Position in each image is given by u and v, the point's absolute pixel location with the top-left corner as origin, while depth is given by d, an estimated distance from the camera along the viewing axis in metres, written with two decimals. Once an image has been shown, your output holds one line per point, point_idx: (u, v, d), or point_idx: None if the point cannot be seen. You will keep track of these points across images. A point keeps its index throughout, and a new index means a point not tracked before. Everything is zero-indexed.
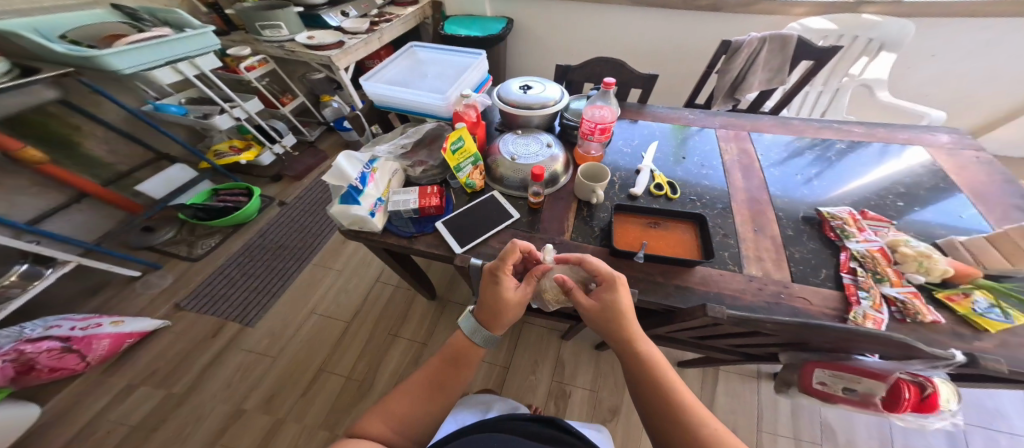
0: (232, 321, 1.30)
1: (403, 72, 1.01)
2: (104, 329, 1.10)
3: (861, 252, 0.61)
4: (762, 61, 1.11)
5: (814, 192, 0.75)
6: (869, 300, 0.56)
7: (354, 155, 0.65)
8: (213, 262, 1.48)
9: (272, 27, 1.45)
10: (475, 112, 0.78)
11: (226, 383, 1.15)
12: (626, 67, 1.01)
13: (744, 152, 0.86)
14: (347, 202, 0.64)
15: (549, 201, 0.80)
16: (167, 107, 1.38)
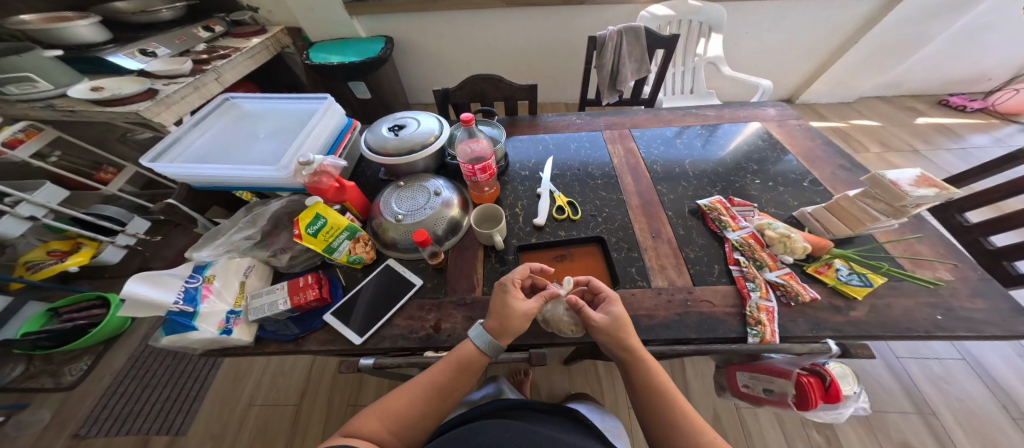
0: (154, 438, 1.12)
1: (219, 136, 0.91)
2: None
3: (740, 242, 0.69)
4: (626, 53, 1.21)
5: (694, 184, 0.83)
6: (756, 290, 0.62)
7: (158, 276, 0.58)
8: (103, 391, 1.22)
9: (18, 81, 1.10)
10: (331, 178, 0.74)
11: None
12: (503, 81, 1.00)
13: (628, 152, 0.91)
14: (176, 332, 0.56)
15: (453, 256, 0.77)
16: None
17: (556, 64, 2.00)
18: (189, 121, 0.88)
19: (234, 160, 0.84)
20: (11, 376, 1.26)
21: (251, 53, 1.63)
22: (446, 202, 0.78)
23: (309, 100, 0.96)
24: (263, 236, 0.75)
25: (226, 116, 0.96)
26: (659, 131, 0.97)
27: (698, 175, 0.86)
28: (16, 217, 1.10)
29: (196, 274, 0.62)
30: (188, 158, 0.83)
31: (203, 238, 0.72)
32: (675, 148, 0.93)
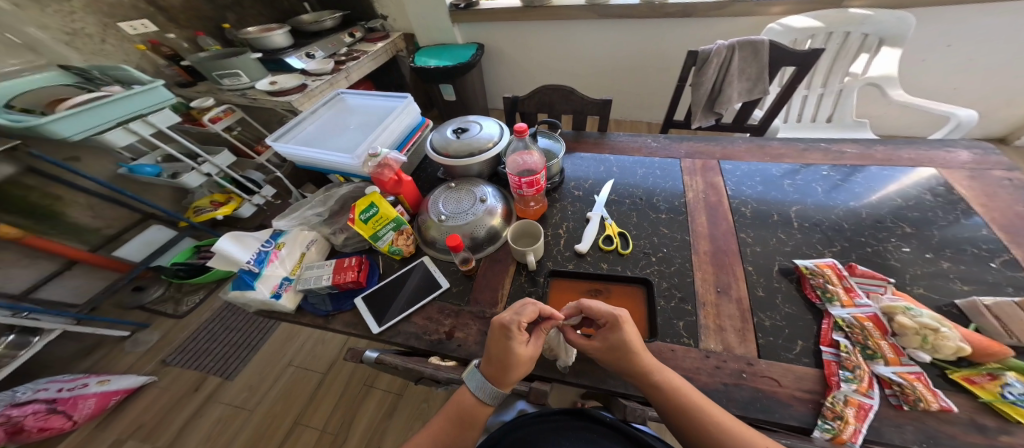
0: (212, 375, 1.41)
1: (325, 124, 1.07)
2: (86, 394, 1.26)
3: (850, 321, 0.51)
4: (736, 70, 1.02)
5: (798, 238, 0.64)
6: (853, 383, 0.46)
7: (245, 237, 0.72)
8: (186, 335, 1.56)
9: (231, 76, 1.55)
10: (392, 171, 0.79)
11: (205, 439, 1.25)
12: (575, 94, 0.94)
13: (710, 187, 0.76)
14: (242, 287, 0.70)
15: (484, 266, 0.75)
16: (140, 168, 1.48)
17: (647, 80, 1.84)
18: (307, 110, 1.06)
19: (329, 146, 0.98)
20: (152, 297, 1.68)
21: (375, 56, 1.91)
22: (489, 210, 0.76)
23: (396, 96, 1.07)
24: (331, 215, 0.87)
25: (334, 107, 1.13)
26: (763, 168, 0.78)
27: (806, 226, 0.66)
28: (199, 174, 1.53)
29: (271, 240, 0.76)
30: (296, 140, 0.99)
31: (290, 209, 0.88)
32: (780, 188, 0.73)
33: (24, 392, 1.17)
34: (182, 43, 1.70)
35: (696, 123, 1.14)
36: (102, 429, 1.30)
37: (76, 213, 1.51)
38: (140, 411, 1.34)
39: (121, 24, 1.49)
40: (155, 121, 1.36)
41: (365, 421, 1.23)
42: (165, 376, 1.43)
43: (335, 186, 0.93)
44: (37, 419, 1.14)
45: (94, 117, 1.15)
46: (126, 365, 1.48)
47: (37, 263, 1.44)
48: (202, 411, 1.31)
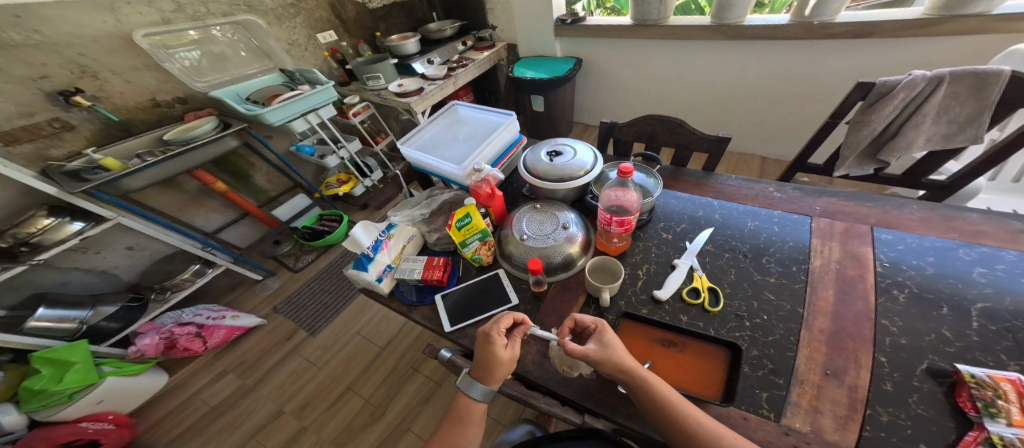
0: (300, 330, 1.76)
1: (440, 132, 1.23)
2: (221, 324, 1.68)
3: (1010, 441, 0.38)
4: (936, 108, 0.80)
5: (973, 340, 0.48)
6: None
7: (372, 225, 0.85)
8: (294, 290, 1.96)
9: (373, 78, 1.89)
10: (488, 186, 0.87)
11: (282, 383, 1.58)
12: (685, 128, 0.89)
13: (850, 257, 0.60)
14: (357, 267, 0.84)
15: (554, 290, 0.76)
16: (303, 148, 1.94)
17: (784, 106, 1.58)
18: (428, 119, 1.23)
19: (440, 154, 1.12)
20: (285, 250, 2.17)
21: (479, 64, 2.09)
22: (570, 238, 0.78)
23: (502, 113, 1.15)
24: (431, 215, 0.99)
25: (449, 118, 1.28)
26: (943, 246, 0.58)
27: (991, 329, 0.48)
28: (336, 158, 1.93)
29: (386, 231, 0.89)
30: (416, 144, 1.16)
31: (400, 204, 1.04)
32: (964, 276, 0.54)
33: (188, 314, 1.67)
34: (349, 50, 2.16)
35: (842, 170, 0.92)
36: (217, 358, 1.71)
37: (258, 176, 2.05)
38: (251, 346, 1.73)
39: (318, 35, 1.98)
40: (323, 114, 1.76)
41: (405, 400, 1.43)
42: (271, 322, 1.82)
43: (439, 190, 1.06)
44: (186, 339, 1.61)
45: (290, 109, 1.57)
46: (249, 307, 1.91)
47: (229, 210, 2.00)
48: (288, 358, 1.66)
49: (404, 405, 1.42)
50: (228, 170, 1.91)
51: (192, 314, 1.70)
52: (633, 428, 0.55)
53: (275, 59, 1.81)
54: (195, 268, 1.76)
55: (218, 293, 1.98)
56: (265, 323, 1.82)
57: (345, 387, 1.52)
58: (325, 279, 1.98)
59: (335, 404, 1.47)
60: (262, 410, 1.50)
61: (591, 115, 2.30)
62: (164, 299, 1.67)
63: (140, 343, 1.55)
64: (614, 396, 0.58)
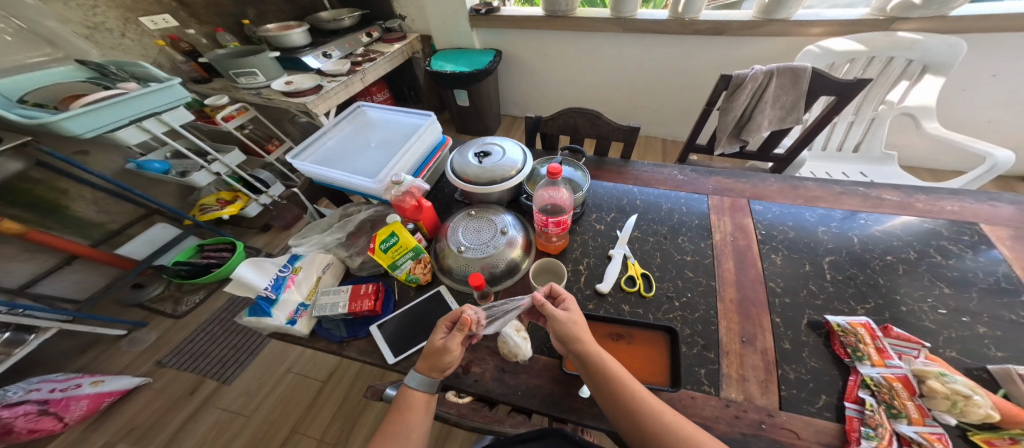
0: (210, 379, 1.44)
1: (345, 139, 1.07)
2: (79, 394, 1.28)
3: (878, 381, 0.52)
4: (771, 98, 1.00)
5: (830, 290, 0.63)
6: (874, 440, 0.47)
7: (264, 262, 0.72)
8: (183, 338, 1.58)
9: (247, 75, 1.53)
10: (413, 198, 0.79)
11: (199, 443, 1.28)
12: (603, 119, 0.95)
13: (738, 228, 0.74)
14: (258, 313, 0.69)
15: (502, 298, 0.76)
16: (148, 164, 1.46)
17: (667, 95, 1.83)
18: (328, 124, 1.06)
19: (349, 164, 0.98)
20: (153, 294, 1.70)
21: (390, 58, 1.88)
22: (510, 242, 0.77)
23: (419, 115, 1.06)
24: (349, 238, 0.87)
25: (356, 121, 1.13)
26: (804, 208, 0.76)
27: (839, 278, 0.64)
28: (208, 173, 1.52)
29: (288, 264, 0.76)
30: (318, 157, 1.00)
31: (306, 229, 0.88)
32: (813, 235, 0.71)
33: (14, 392, 1.18)
34: (201, 39, 1.72)
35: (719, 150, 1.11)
36: (93, 429, 1.33)
37: (79, 204, 1.51)
38: (141, 413, 1.37)
39: (143, 19, 1.53)
40: (168, 120, 1.38)
41: (361, 429, 1.28)
42: (160, 377, 1.46)
43: (354, 207, 0.93)
44: (27, 421, 1.15)
45: (110, 114, 1.15)
46: (121, 365, 1.50)
47: (38, 256, 1.44)
48: (199, 416, 1.35)
49: (360, 436, 1.26)
50: (21, 201, 1.36)
51: (18, 388, 1.22)
52: (600, 427, 0.58)
53: (64, 46, 1.34)
54: (6, 336, 1.22)
55: (62, 359, 1.50)
56: (151, 379, 1.45)
57: (285, 435, 1.28)
58: (227, 317, 1.63)
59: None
60: None
61: (519, 106, 2.31)
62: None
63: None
64: (579, 399, 0.61)
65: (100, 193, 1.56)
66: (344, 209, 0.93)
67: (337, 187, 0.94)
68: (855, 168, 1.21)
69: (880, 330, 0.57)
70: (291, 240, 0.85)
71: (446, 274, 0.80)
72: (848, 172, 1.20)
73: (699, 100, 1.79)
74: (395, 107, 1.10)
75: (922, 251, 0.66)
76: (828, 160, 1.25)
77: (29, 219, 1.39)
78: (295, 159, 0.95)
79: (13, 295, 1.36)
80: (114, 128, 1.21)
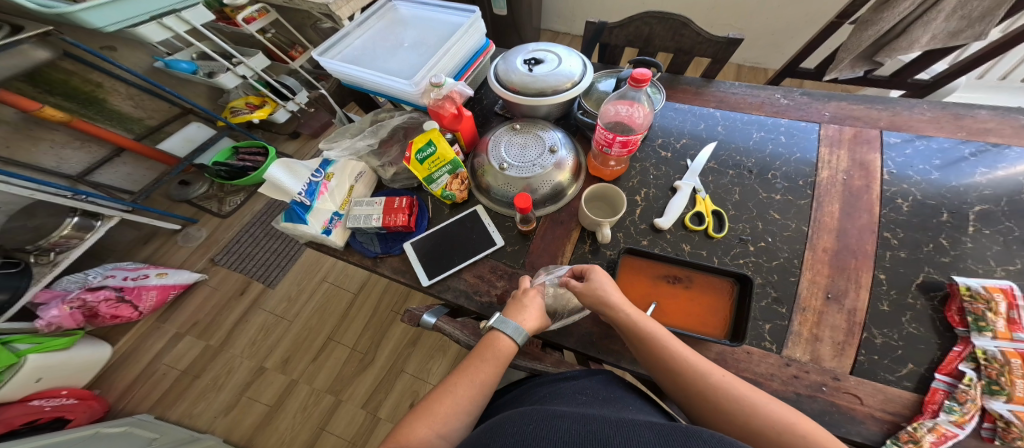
0: (256, 281, 1.54)
1: (373, 39, 0.92)
2: (148, 285, 1.39)
3: (993, 355, 0.45)
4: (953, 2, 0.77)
5: (965, 248, 0.55)
6: (953, 414, 0.43)
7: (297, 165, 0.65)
8: (227, 241, 1.66)
9: None
10: (453, 106, 0.68)
11: (252, 341, 1.42)
12: (690, 28, 0.75)
13: (858, 166, 0.63)
14: (293, 220, 0.66)
15: (544, 226, 0.70)
16: (176, 64, 1.38)
17: (770, 11, 1.49)
18: (354, 19, 0.90)
19: (381, 67, 0.85)
20: (198, 193, 1.76)
21: None
22: (558, 164, 0.67)
23: (460, 10, 0.87)
24: (380, 145, 0.78)
25: (384, 18, 0.95)
26: (944, 148, 0.63)
27: (985, 233, 0.55)
28: (235, 75, 1.43)
29: (321, 170, 0.69)
30: (344, 52, 0.87)
31: (336, 133, 0.80)
32: (965, 180, 0.59)
33: (96, 277, 1.35)
34: None
35: (833, 75, 1.00)
36: (164, 320, 1.49)
37: (114, 100, 1.50)
38: (202, 305, 1.51)
39: None
40: (189, 19, 1.20)
41: (394, 337, 1.38)
42: (215, 275, 1.58)
43: (386, 112, 0.85)
44: (109, 306, 1.32)
45: (131, 10, 1.01)
46: (181, 258, 1.63)
47: (90, 146, 1.48)
48: (251, 314, 1.47)
49: (393, 342, 1.37)
50: (60, 90, 1.33)
51: (96, 275, 1.37)
52: (637, 371, 0.56)
53: None
54: (75, 222, 1.29)
55: (131, 248, 1.64)
56: (207, 276, 1.57)
57: (328, 337, 1.40)
58: (262, 228, 1.68)
59: (319, 358, 1.36)
60: (234, 375, 1.36)
61: (568, 21, 2.00)
62: (53, 260, 1.26)
63: (46, 315, 1.19)
64: (619, 342, 0.58)
65: (134, 91, 1.53)
66: (376, 111, 0.85)
67: (365, 84, 0.83)
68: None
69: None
70: (322, 141, 0.78)
71: (485, 193, 0.74)
72: None
73: (816, 17, 1.44)
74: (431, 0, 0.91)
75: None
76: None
77: (73, 109, 1.38)
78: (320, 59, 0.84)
79: (75, 182, 1.44)
80: (134, 24, 1.06)
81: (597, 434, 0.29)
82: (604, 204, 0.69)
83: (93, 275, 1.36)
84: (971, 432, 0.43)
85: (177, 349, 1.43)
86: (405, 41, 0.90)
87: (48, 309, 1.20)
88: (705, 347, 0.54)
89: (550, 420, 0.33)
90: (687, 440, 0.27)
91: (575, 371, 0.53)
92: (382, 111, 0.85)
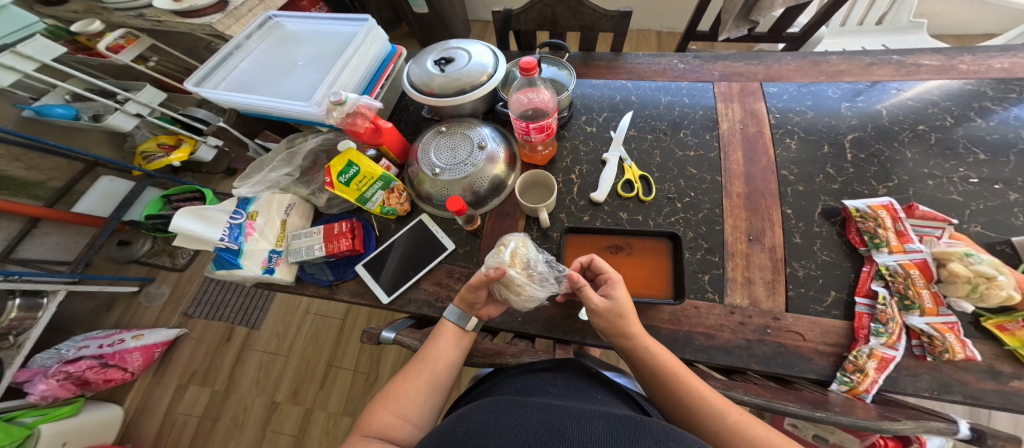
0: (239, 326, 1.45)
1: (261, 62, 0.86)
2: (127, 348, 1.27)
3: (894, 270, 0.53)
4: None
5: (848, 172, 0.63)
6: (882, 336, 0.49)
7: (206, 210, 0.62)
8: (194, 290, 1.54)
9: None
10: (366, 120, 0.65)
11: (257, 378, 1.36)
12: (586, 5, 0.78)
13: (749, 114, 0.71)
14: (226, 266, 0.63)
15: (491, 221, 0.72)
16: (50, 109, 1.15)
17: None
18: (234, 43, 0.83)
19: (274, 92, 0.80)
20: (143, 250, 1.55)
21: None
22: (491, 158, 0.68)
23: (350, 20, 0.85)
24: (303, 174, 0.77)
25: (270, 38, 0.89)
26: (815, 89, 0.71)
27: (860, 157, 0.64)
28: (127, 114, 1.21)
29: (240, 210, 0.66)
30: (233, 84, 0.81)
31: (251, 169, 0.76)
32: (835, 112, 0.68)
33: (70, 349, 1.25)
34: None
35: (724, 35, 1.03)
36: (161, 374, 1.39)
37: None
38: (195, 354, 1.42)
39: None
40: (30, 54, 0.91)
41: (387, 353, 1.36)
42: (195, 327, 1.47)
43: (301, 137, 0.81)
44: (95, 373, 1.21)
45: None
46: (151, 318, 1.50)
47: None
48: (246, 355, 1.40)
49: (389, 357, 1.35)
50: None
51: (67, 348, 1.26)
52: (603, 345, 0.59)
53: None
54: (19, 302, 1.13)
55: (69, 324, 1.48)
56: (187, 329, 1.46)
57: (331, 361, 1.36)
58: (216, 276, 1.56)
59: (326, 384, 1.32)
60: (250, 415, 1.30)
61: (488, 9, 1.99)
62: (16, 343, 1.13)
63: (35, 390, 1.12)
64: (581, 320, 0.61)
65: None
66: (291, 137, 0.81)
67: (270, 113, 0.77)
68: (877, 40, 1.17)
69: (904, 210, 0.57)
70: (236, 180, 0.73)
71: (422, 200, 0.73)
72: (867, 46, 1.17)
73: None
74: (317, 14, 0.87)
75: (959, 115, 0.64)
76: (846, 35, 1.20)
77: None
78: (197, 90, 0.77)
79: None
80: None
81: (554, 425, 0.26)
82: (539, 189, 0.71)
83: (67, 348, 1.26)
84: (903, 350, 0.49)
85: (187, 399, 1.35)
86: (301, 61, 0.85)
87: (35, 386, 1.12)
88: (656, 308, 0.58)
89: (517, 410, 0.30)
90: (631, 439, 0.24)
91: (548, 362, 0.50)
92: (297, 136, 0.81)
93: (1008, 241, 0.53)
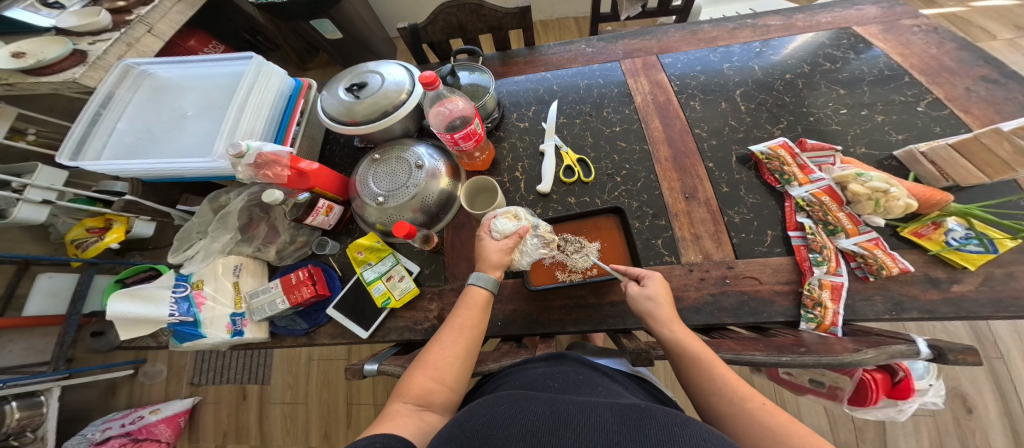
0: (249, 383, 1.38)
1: (142, 120, 0.79)
2: (150, 422, 1.23)
3: (809, 199, 0.59)
4: None
5: (747, 120, 0.70)
6: (823, 264, 0.54)
7: (143, 289, 0.62)
8: (190, 358, 1.43)
9: None
10: (285, 168, 0.62)
11: (285, 431, 1.31)
12: (486, 8, 0.80)
13: (655, 86, 0.77)
14: (189, 338, 0.63)
15: (449, 236, 0.73)
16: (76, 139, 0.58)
17: None
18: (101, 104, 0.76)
19: (173, 152, 0.76)
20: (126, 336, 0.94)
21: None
22: (432, 173, 0.69)
23: (231, 60, 0.82)
24: (244, 232, 0.74)
25: (140, 89, 0.81)
26: (701, 56, 0.78)
27: (752, 107, 0.71)
28: (35, 202, 0.82)
29: (181, 282, 0.65)
30: (119, 151, 0.75)
31: (180, 240, 0.73)
32: (720, 73, 0.76)
33: (92, 434, 1.19)
34: None
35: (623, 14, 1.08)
36: (197, 440, 1.33)
37: None
38: (219, 417, 1.35)
39: None
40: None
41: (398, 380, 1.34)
42: (208, 392, 1.39)
43: (224, 194, 0.78)
44: None
45: None
46: (161, 393, 1.40)
47: None
48: (265, 411, 1.34)
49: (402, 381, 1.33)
50: None
51: (90, 432, 1.20)
52: (583, 328, 0.62)
53: None
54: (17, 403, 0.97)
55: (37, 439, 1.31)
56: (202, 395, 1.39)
57: (350, 399, 1.31)
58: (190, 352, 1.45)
59: (353, 422, 1.28)
60: None
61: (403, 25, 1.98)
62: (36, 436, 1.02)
63: None
64: (556, 311, 0.64)
65: None
66: (215, 194, 0.78)
67: (181, 173, 0.75)
68: (746, 5, 1.39)
69: (797, 146, 0.64)
70: (171, 257, 0.71)
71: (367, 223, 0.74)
72: (736, 11, 1.39)
73: None
74: (193, 58, 0.82)
75: (813, 63, 0.73)
76: (721, 2, 1.46)
77: None
78: (74, 166, 0.68)
79: None
80: None
81: (563, 416, 0.27)
82: (480, 193, 0.72)
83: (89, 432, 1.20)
84: (846, 274, 0.54)
85: None
86: (193, 112, 0.81)
87: None
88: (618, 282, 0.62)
89: (524, 401, 0.30)
90: (643, 420, 0.26)
91: (542, 358, 0.49)
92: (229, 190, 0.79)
93: (891, 155, 0.62)
